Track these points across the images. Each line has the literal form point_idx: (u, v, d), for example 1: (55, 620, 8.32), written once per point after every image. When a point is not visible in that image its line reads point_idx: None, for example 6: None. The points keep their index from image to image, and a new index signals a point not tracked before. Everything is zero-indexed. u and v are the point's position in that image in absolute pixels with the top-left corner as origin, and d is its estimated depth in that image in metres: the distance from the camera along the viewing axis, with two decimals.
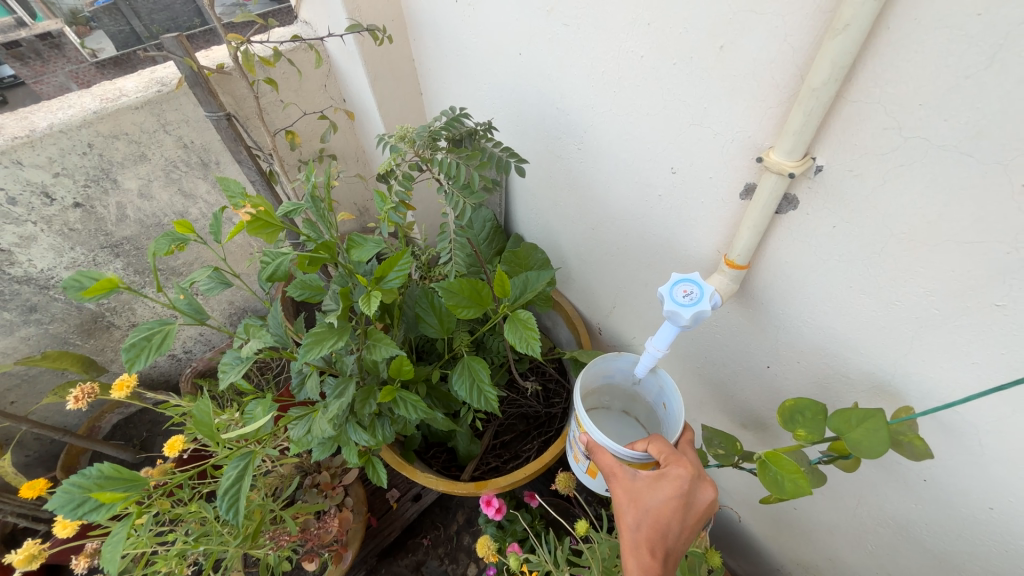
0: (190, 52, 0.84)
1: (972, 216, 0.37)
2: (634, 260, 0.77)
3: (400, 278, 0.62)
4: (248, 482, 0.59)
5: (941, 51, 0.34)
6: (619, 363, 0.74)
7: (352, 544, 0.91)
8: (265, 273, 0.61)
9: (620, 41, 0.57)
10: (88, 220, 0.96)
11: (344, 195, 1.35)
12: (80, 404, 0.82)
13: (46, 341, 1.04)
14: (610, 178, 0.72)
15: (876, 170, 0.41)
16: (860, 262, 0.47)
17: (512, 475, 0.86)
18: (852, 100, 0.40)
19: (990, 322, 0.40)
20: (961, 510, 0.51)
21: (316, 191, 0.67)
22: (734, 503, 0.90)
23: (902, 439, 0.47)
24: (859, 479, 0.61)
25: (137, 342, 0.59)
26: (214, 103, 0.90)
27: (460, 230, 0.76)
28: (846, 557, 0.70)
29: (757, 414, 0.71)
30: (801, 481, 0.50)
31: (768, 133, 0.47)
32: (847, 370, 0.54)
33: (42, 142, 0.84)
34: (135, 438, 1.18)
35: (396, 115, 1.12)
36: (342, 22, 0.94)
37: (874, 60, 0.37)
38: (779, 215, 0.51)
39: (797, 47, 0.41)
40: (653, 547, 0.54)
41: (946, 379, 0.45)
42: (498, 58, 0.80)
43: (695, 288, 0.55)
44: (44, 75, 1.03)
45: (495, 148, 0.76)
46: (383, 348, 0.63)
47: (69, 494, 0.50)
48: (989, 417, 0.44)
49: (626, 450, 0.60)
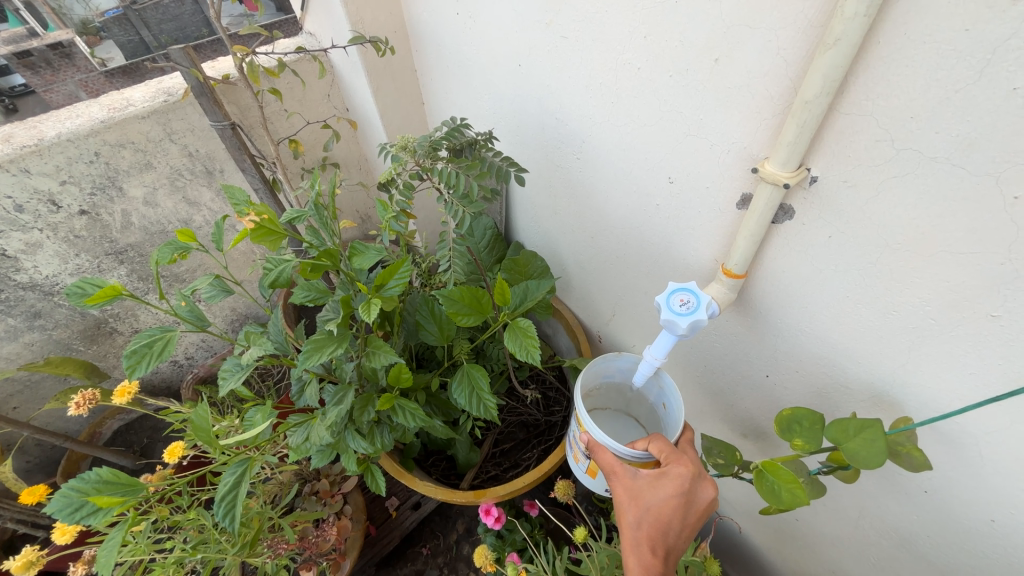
0: (197, 63, 0.86)
1: (966, 227, 0.37)
2: (633, 268, 0.78)
3: (400, 286, 0.63)
4: (245, 489, 0.59)
5: (931, 65, 0.34)
6: (619, 363, 0.74)
7: (351, 553, 0.91)
8: (267, 280, 0.62)
9: (617, 53, 0.58)
10: (93, 227, 0.97)
11: (345, 203, 1.36)
12: (81, 410, 0.82)
13: (50, 346, 1.05)
14: (608, 186, 0.73)
15: (870, 181, 0.42)
16: (857, 271, 0.47)
17: (511, 483, 0.85)
18: (845, 112, 0.40)
19: (986, 332, 0.40)
20: (963, 522, 0.51)
21: (319, 199, 0.68)
22: (736, 513, 0.90)
23: (900, 450, 0.47)
24: (860, 490, 0.61)
25: (138, 349, 0.60)
26: (219, 113, 0.92)
27: (459, 238, 0.77)
28: (849, 569, 0.69)
29: (757, 423, 0.71)
30: (797, 491, 0.49)
31: (763, 143, 0.47)
32: (845, 380, 0.54)
33: (50, 151, 0.85)
34: (135, 445, 1.18)
35: (398, 123, 1.13)
36: (346, 33, 0.96)
37: (867, 74, 0.38)
38: (776, 225, 0.51)
39: (790, 60, 0.41)
40: (654, 545, 0.55)
41: (944, 390, 0.45)
42: (497, 69, 0.81)
43: (692, 297, 0.55)
44: (54, 84, 1.07)
45: (494, 156, 0.77)
46: (382, 356, 0.64)
47: (67, 498, 0.50)
48: (988, 428, 0.44)
49: (627, 449, 0.60)
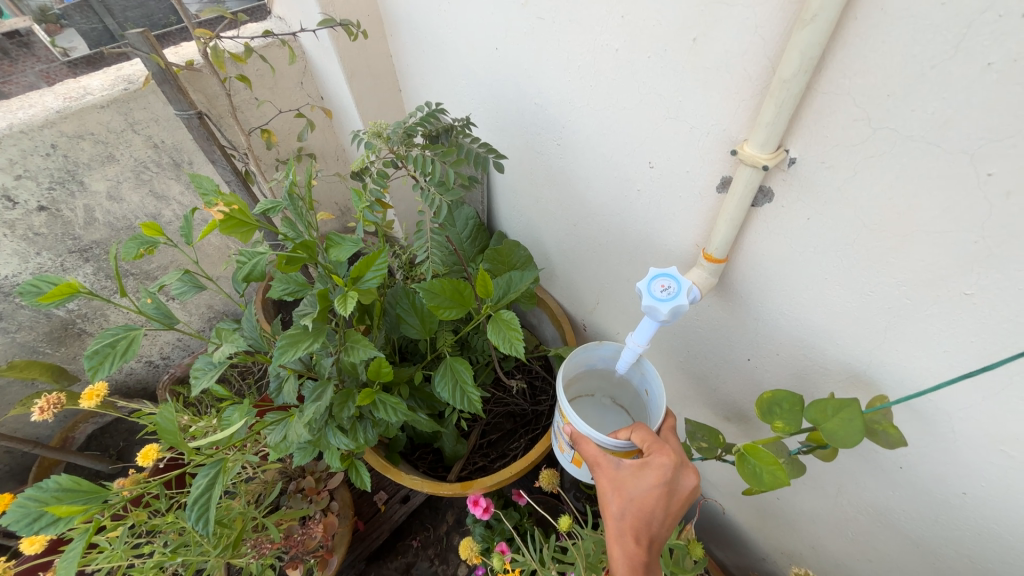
0: (158, 48, 0.81)
1: (941, 206, 0.37)
2: (615, 256, 0.77)
3: (378, 278, 0.60)
4: (219, 491, 0.57)
5: (906, 41, 0.34)
6: (601, 352, 0.74)
7: (338, 549, 0.90)
8: (240, 273, 0.59)
9: (595, 34, 0.56)
10: (53, 224, 0.93)
11: (323, 194, 1.32)
12: (46, 415, 0.79)
13: (14, 349, 1.00)
14: (589, 173, 0.72)
15: (847, 162, 0.41)
16: (834, 254, 0.47)
17: (499, 474, 0.85)
18: (823, 91, 0.40)
19: (960, 310, 0.40)
20: (937, 496, 0.52)
21: (293, 189, 0.65)
22: (720, 495, 0.91)
23: (877, 428, 0.48)
24: (838, 468, 0.62)
25: (100, 349, 0.57)
26: (185, 102, 0.88)
27: (437, 228, 0.74)
28: (828, 545, 0.71)
29: (739, 406, 0.71)
30: (779, 473, 0.50)
31: (742, 125, 0.47)
32: (824, 361, 0.55)
33: (2, 143, 0.80)
34: (111, 448, 1.14)
35: (374, 111, 1.10)
36: (315, 16, 0.92)
37: (844, 51, 0.37)
38: (755, 208, 0.51)
39: (768, 39, 0.41)
40: (637, 534, 0.55)
41: (919, 368, 0.46)
42: (474, 53, 0.79)
43: (672, 283, 0.55)
44: (13, 75, 0.92)
45: (472, 143, 0.75)
46: (361, 350, 0.62)
47: (24, 509, 0.47)
48: (962, 404, 0.44)
49: (609, 439, 0.60)
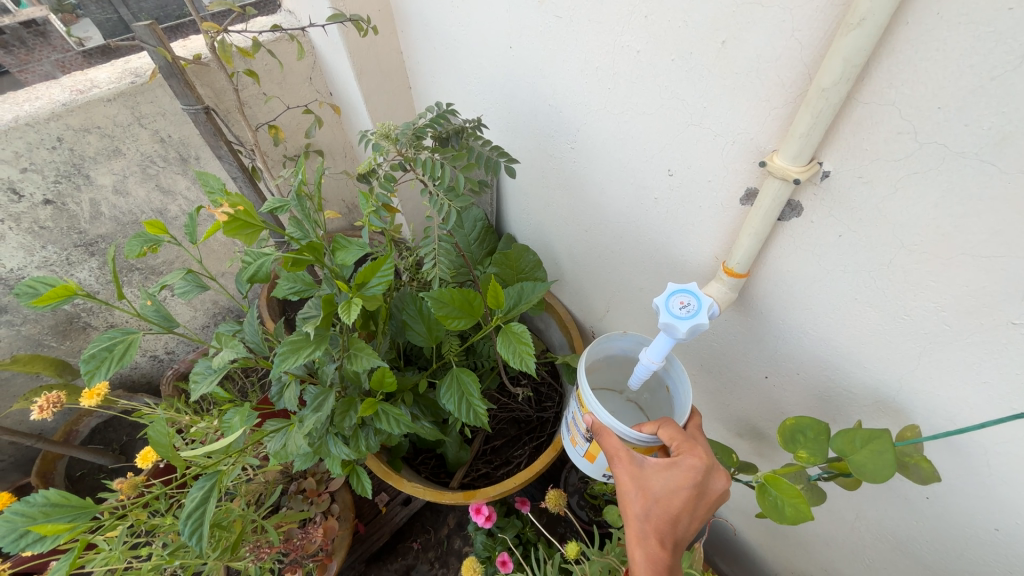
0: (165, 42, 0.79)
1: (992, 229, 0.34)
2: (629, 264, 0.74)
3: (383, 284, 0.58)
4: (214, 505, 0.55)
5: (965, 48, 0.31)
6: (621, 342, 0.69)
7: (337, 553, 0.88)
8: (244, 275, 0.56)
9: (615, 35, 0.53)
10: (59, 217, 0.92)
11: (331, 192, 1.31)
12: (46, 414, 0.78)
13: (19, 342, 1.00)
14: (603, 178, 0.69)
15: (886, 177, 0.39)
16: (866, 274, 0.44)
17: (502, 483, 0.82)
18: (864, 102, 0.37)
19: (1005, 341, 0.37)
20: (965, 530, 0.49)
21: (302, 188, 0.62)
22: (730, 512, 0.88)
23: (907, 461, 0.45)
24: (859, 494, 0.59)
25: (96, 353, 0.56)
26: (192, 96, 0.85)
27: (445, 233, 0.71)
28: (842, 568, 0.69)
29: (754, 424, 0.69)
30: (802, 507, 0.47)
31: (772, 135, 0.44)
32: (849, 384, 0.52)
33: (8, 135, 0.80)
34: (114, 443, 1.13)
35: (384, 109, 1.08)
36: (325, 10, 0.90)
37: (891, 59, 0.34)
38: (782, 222, 0.48)
39: (805, 43, 0.38)
40: (662, 537, 0.53)
41: (956, 399, 0.43)
42: (487, 52, 0.77)
43: (692, 300, 0.52)
44: (30, 64, 0.95)
45: (482, 146, 0.72)
46: (364, 359, 0.60)
47: (9, 525, 0.46)
48: (1002, 439, 0.41)
49: (634, 433, 0.56)
